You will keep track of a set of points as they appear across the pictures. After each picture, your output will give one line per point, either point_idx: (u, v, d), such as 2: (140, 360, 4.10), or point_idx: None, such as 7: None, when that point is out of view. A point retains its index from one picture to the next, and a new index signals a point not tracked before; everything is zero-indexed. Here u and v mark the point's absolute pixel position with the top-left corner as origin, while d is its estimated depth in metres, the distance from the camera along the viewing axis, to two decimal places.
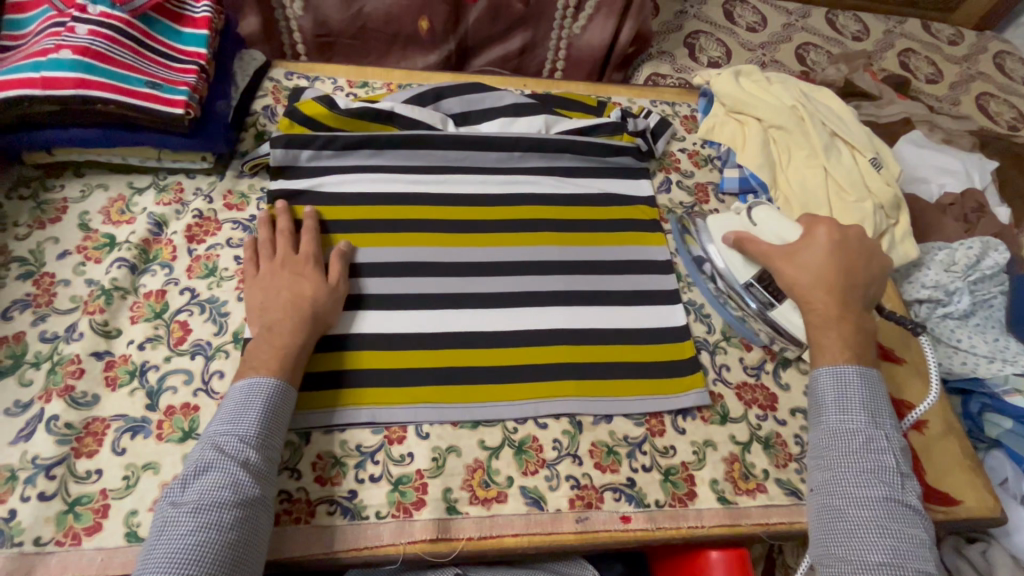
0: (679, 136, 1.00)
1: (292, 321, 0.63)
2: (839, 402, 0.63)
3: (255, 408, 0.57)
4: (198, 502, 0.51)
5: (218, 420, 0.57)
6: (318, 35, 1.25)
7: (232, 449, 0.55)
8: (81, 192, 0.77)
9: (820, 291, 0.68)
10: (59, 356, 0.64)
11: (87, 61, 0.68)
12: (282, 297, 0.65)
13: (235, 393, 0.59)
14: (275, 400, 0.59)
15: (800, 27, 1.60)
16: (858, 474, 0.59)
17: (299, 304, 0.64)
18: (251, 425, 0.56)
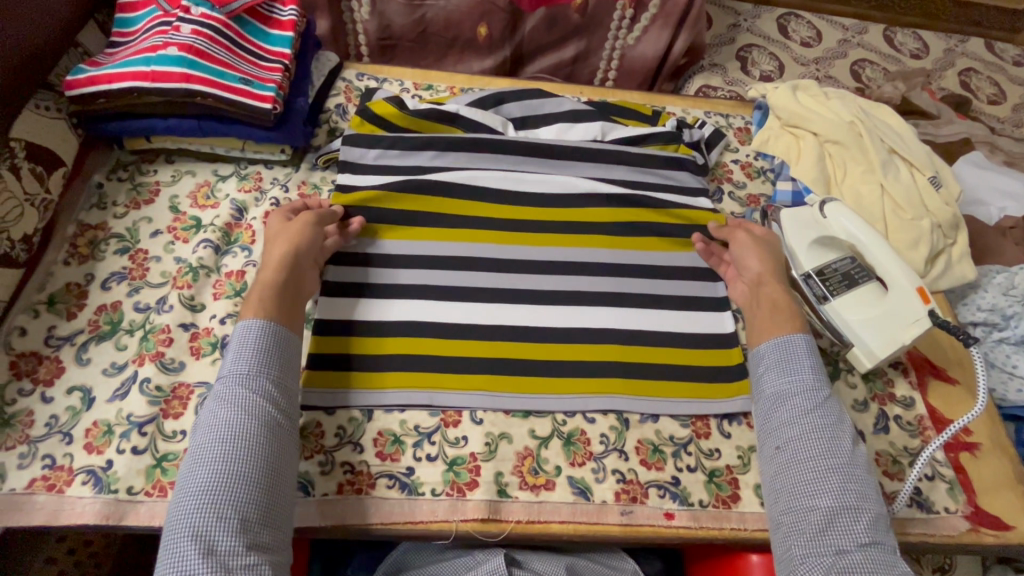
0: (732, 147, 1.00)
1: (278, 261, 0.68)
2: (781, 366, 0.66)
3: (251, 345, 0.60)
4: (216, 429, 0.55)
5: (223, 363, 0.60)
6: (382, 38, 1.31)
7: (242, 379, 0.58)
8: (171, 177, 0.83)
9: (768, 273, 0.76)
10: (151, 324, 0.70)
11: (191, 58, 0.75)
12: (280, 245, 0.70)
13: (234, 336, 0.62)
14: (268, 337, 0.61)
15: (856, 43, 1.58)
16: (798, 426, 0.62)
17: (294, 248, 0.69)
18: (259, 355, 0.60)
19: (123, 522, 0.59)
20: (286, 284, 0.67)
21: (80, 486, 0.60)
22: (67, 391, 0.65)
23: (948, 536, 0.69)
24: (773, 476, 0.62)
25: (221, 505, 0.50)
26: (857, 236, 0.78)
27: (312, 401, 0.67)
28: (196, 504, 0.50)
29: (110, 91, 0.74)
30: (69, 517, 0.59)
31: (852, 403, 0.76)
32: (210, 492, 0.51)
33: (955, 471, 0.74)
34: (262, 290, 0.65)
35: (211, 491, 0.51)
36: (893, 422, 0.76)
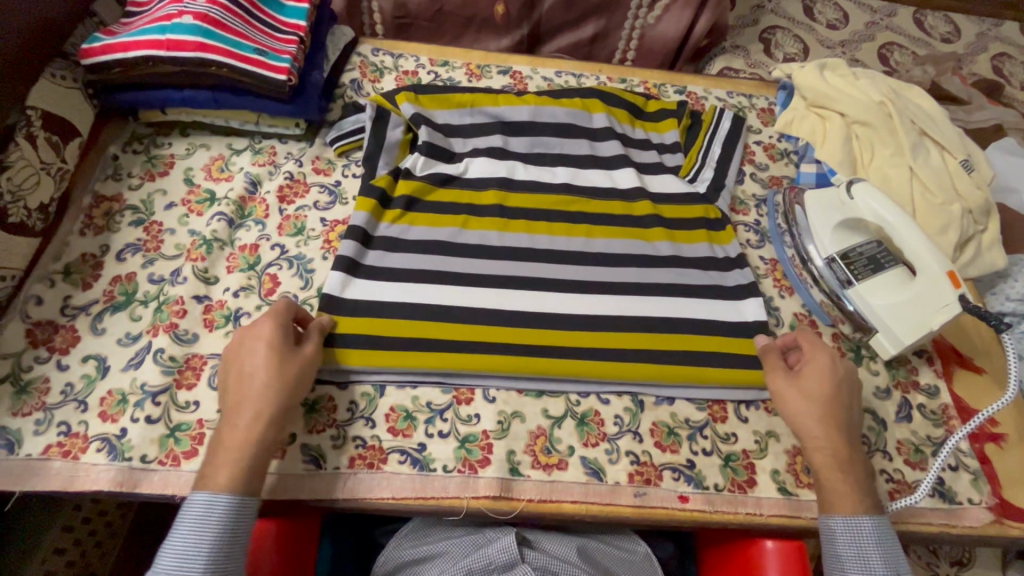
0: (755, 128, 0.97)
1: (252, 415, 0.57)
2: (859, 558, 0.57)
3: (210, 532, 0.52)
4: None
5: (173, 548, 0.52)
6: (397, 16, 1.29)
7: (188, 558, 0.51)
8: (186, 150, 0.83)
9: (821, 426, 0.62)
10: (165, 296, 0.70)
11: (206, 27, 0.74)
12: (252, 391, 0.58)
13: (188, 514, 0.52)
14: (229, 521, 0.53)
15: (885, 26, 1.53)
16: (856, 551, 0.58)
17: (269, 394, 0.58)
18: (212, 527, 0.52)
19: (137, 489, 0.59)
20: (267, 440, 0.57)
21: (94, 453, 0.60)
22: (82, 359, 0.66)
23: (970, 528, 0.68)
24: None
25: None
26: (884, 217, 0.75)
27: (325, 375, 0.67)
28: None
29: (125, 60, 0.74)
30: (84, 483, 0.59)
31: (874, 391, 0.74)
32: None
33: (980, 462, 0.72)
34: (231, 455, 0.55)
35: None
36: (916, 410, 0.74)
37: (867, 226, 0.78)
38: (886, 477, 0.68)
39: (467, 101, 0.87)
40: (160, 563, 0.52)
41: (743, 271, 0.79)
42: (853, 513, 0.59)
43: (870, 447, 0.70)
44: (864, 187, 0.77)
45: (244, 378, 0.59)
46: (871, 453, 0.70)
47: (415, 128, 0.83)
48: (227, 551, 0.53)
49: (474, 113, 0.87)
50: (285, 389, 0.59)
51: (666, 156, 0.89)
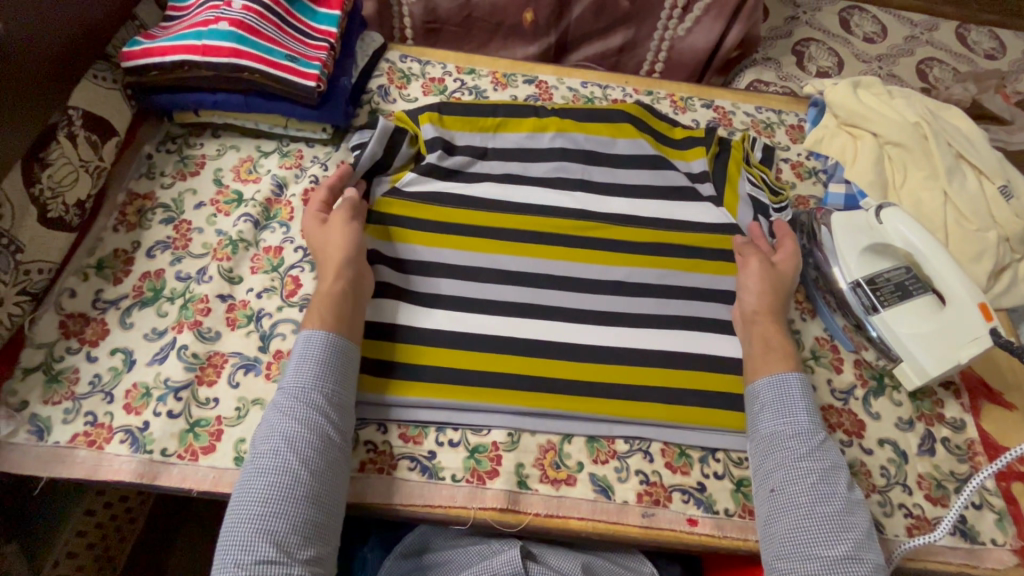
0: (783, 145, 0.96)
1: (332, 269, 0.68)
2: (784, 408, 0.63)
3: (316, 357, 0.61)
4: (282, 419, 0.57)
5: (289, 373, 0.60)
6: (427, 21, 1.30)
7: (304, 373, 0.60)
8: (216, 151, 0.85)
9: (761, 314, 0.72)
10: (190, 294, 0.72)
11: (240, 33, 0.76)
12: (327, 240, 0.71)
13: (299, 346, 0.62)
14: (334, 349, 0.62)
15: (925, 41, 1.49)
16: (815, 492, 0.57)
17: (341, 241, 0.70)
18: (314, 393, 0.59)
19: (155, 481, 0.61)
20: (345, 268, 0.68)
21: (118, 444, 0.63)
22: (110, 352, 0.68)
23: (993, 570, 0.65)
24: (766, 517, 0.59)
25: (279, 524, 0.52)
26: (913, 243, 0.73)
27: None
28: (239, 540, 0.51)
29: (163, 64, 0.76)
30: (107, 472, 0.61)
31: (895, 421, 0.72)
32: (260, 515, 0.52)
33: (1006, 502, 0.69)
34: (325, 298, 0.66)
35: (267, 519, 0.52)
36: (940, 444, 0.72)
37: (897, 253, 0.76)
38: (904, 512, 0.67)
39: (494, 116, 0.89)
40: (277, 392, 0.60)
41: None
42: (784, 367, 0.66)
43: (889, 480, 0.68)
44: (897, 211, 0.75)
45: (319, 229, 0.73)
46: (890, 485, 0.68)
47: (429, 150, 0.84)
48: (331, 372, 0.61)
49: (498, 138, 0.88)
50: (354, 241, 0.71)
51: (699, 186, 0.87)
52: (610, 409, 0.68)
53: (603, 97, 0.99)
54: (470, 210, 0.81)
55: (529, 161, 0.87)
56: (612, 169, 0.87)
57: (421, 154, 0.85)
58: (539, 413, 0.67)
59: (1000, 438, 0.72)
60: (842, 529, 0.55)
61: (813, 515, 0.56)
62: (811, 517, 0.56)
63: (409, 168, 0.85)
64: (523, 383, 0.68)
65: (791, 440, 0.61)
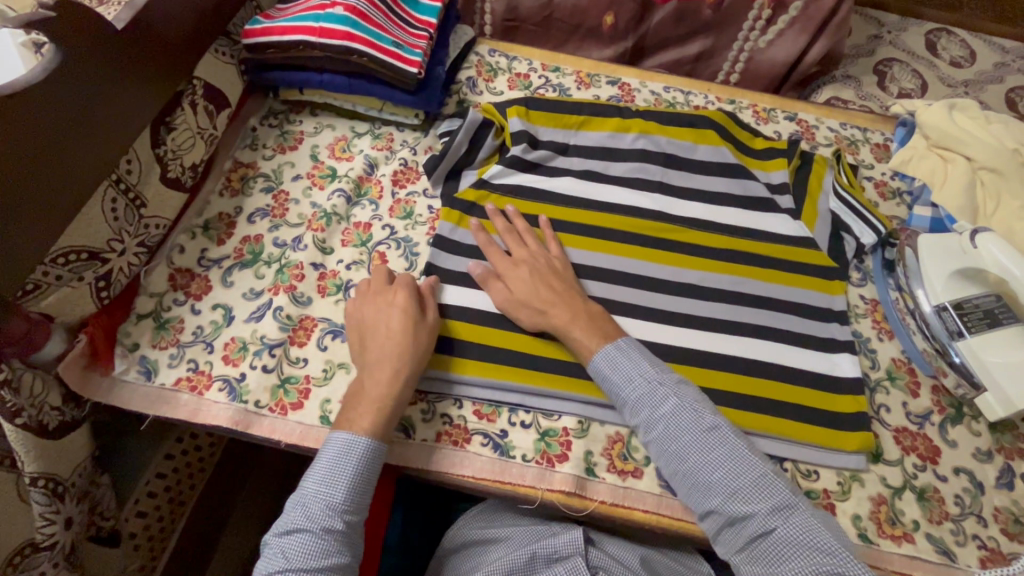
0: (866, 163, 0.94)
1: (388, 370, 0.64)
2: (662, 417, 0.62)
3: (350, 462, 0.59)
4: (305, 527, 0.57)
5: (316, 473, 0.59)
6: (508, 18, 1.34)
7: (335, 482, 0.58)
8: (314, 129, 0.90)
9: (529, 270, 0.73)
10: (286, 260, 0.77)
11: (353, 18, 0.80)
12: (380, 331, 0.66)
13: (332, 444, 0.60)
14: (367, 461, 0.60)
15: (1016, 68, 1.43)
16: (675, 421, 0.62)
17: (398, 339, 0.65)
18: (340, 503, 0.58)
19: (248, 430, 0.66)
20: (402, 372, 0.64)
21: (216, 392, 0.67)
22: (212, 306, 0.73)
23: None
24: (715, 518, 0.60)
25: None
26: (1011, 273, 0.70)
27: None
28: None
29: (280, 43, 0.81)
30: (206, 416, 0.66)
31: (973, 451, 0.71)
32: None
33: None
34: (372, 403, 0.62)
35: None
36: (1019, 479, 0.70)
37: (989, 279, 0.73)
38: (978, 543, 0.65)
39: (578, 114, 0.91)
40: (302, 485, 0.59)
41: (842, 327, 0.77)
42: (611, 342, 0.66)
43: (963, 509, 0.67)
44: (994, 239, 0.72)
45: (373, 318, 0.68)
46: (962, 514, 0.67)
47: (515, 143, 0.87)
48: (360, 482, 0.59)
49: (581, 135, 0.90)
50: (414, 342, 0.65)
51: (778, 197, 0.87)
52: None
53: (684, 102, 1.00)
54: (551, 204, 0.84)
55: (610, 160, 0.89)
56: (692, 173, 0.88)
57: (505, 146, 0.88)
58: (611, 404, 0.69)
59: None
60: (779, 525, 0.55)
61: (697, 453, 0.60)
62: (685, 451, 0.61)
63: (493, 159, 0.88)
64: None
65: (653, 389, 0.63)
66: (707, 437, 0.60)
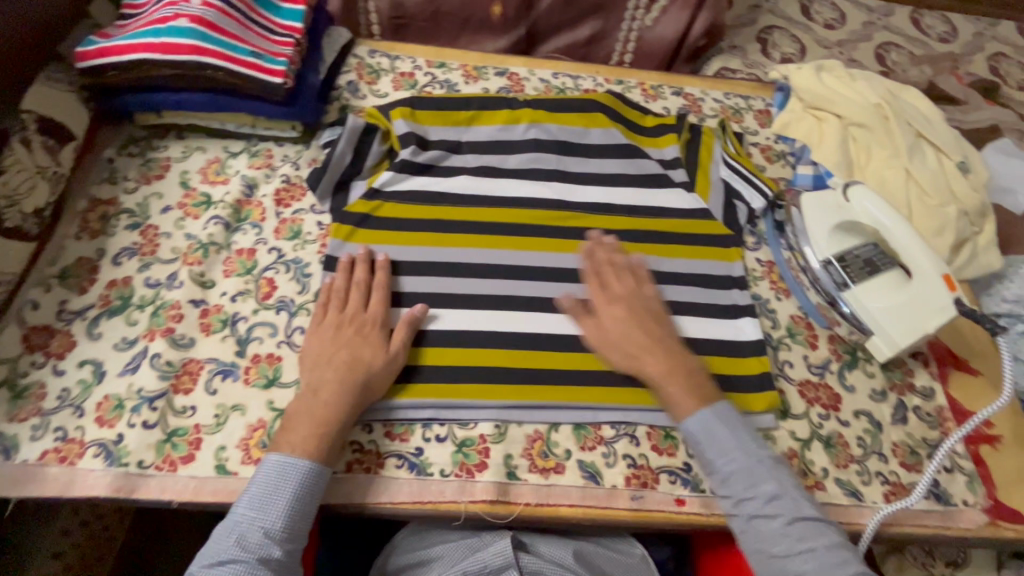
0: (752, 130, 0.98)
1: (337, 391, 0.62)
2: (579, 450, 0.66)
3: (288, 486, 0.57)
4: (239, 557, 0.53)
5: (250, 503, 0.56)
6: (395, 16, 1.29)
7: (271, 508, 0.56)
8: (181, 153, 0.83)
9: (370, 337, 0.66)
10: (161, 301, 0.70)
11: (201, 29, 0.74)
12: (338, 354, 0.64)
13: (268, 469, 0.57)
14: (308, 482, 0.58)
15: (881, 26, 1.53)
16: (763, 511, 0.60)
17: (355, 367, 0.63)
18: (281, 525, 0.56)
19: (133, 495, 0.59)
20: (350, 398, 0.62)
21: (91, 459, 0.60)
22: (79, 364, 0.65)
23: (965, 529, 0.68)
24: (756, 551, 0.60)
25: None
26: (882, 221, 0.75)
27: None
28: None
29: (121, 63, 0.73)
30: (81, 488, 0.59)
31: (869, 393, 0.75)
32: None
33: (975, 465, 0.72)
34: (316, 425, 0.60)
35: None
36: (912, 413, 0.74)
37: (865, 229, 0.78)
38: (882, 479, 0.69)
39: (466, 109, 0.88)
40: (233, 515, 0.56)
41: (743, 292, 0.79)
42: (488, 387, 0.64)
43: (866, 450, 0.71)
44: (864, 191, 0.77)
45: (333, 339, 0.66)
46: (865, 455, 0.70)
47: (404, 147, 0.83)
48: (299, 508, 0.57)
49: (473, 131, 0.88)
50: (372, 371, 0.64)
51: (671, 172, 0.88)
52: (593, 396, 0.68)
53: (575, 87, 0.99)
54: (447, 206, 0.81)
55: (504, 154, 0.87)
56: (587, 158, 0.88)
57: (394, 150, 0.84)
58: (524, 404, 0.67)
59: (973, 397, 0.76)
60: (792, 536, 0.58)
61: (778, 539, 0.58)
62: (773, 536, 0.59)
63: (383, 165, 0.84)
64: (508, 376, 0.68)
65: (768, 483, 0.61)
66: (791, 526, 0.58)
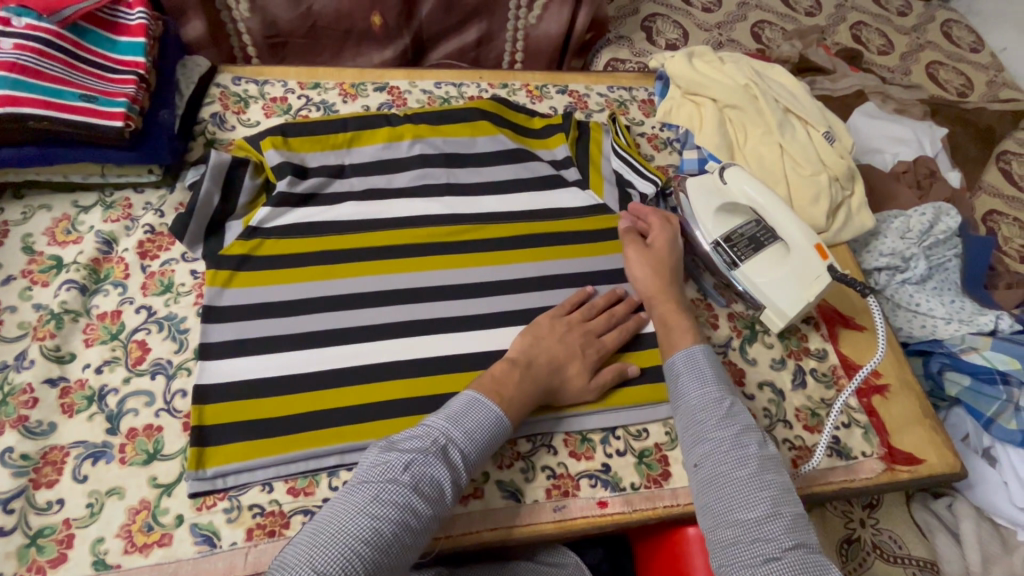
0: (637, 120, 1.00)
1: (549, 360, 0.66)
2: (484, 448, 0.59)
3: (461, 414, 0.58)
4: (389, 457, 0.54)
5: (447, 417, 0.58)
6: (268, 35, 1.22)
7: (462, 423, 0.58)
8: (22, 214, 0.74)
9: (539, 348, 0.67)
10: (9, 385, 0.62)
11: (16, 77, 0.66)
12: (567, 348, 0.68)
13: (464, 398, 0.60)
14: (491, 422, 0.59)
15: (755, 5, 1.61)
16: (736, 444, 0.58)
17: (569, 354, 0.67)
18: (464, 452, 0.57)
19: None
20: (537, 380, 0.64)
21: None
22: None
23: (866, 478, 0.72)
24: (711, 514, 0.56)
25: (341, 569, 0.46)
26: (756, 200, 0.78)
27: (193, 486, 0.59)
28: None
29: None
30: None
31: (770, 363, 0.78)
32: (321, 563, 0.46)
33: (868, 416, 0.77)
34: (514, 375, 0.63)
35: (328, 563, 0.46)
36: (809, 375, 0.78)
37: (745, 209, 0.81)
38: (789, 446, 0.72)
39: (344, 130, 0.84)
40: (427, 427, 0.57)
41: None
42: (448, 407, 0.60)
43: (772, 419, 0.74)
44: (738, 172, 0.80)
45: (561, 338, 0.68)
46: (772, 424, 0.73)
47: (279, 177, 0.78)
48: (481, 439, 0.58)
49: (354, 153, 0.84)
50: (568, 374, 0.67)
51: (563, 172, 0.88)
52: None
53: (459, 95, 0.97)
54: (332, 235, 0.76)
55: (390, 173, 0.84)
56: (476, 168, 0.86)
57: (270, 182, 0.79)
58: None
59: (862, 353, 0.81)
60: (758, 488, 0.55)
61: (737, 480, 0.56)
62: (735, 467, 0.57)
63: (259, 201, 0.78)
64: (416, 407, 0.66)
65: (733, 425, 0.60)
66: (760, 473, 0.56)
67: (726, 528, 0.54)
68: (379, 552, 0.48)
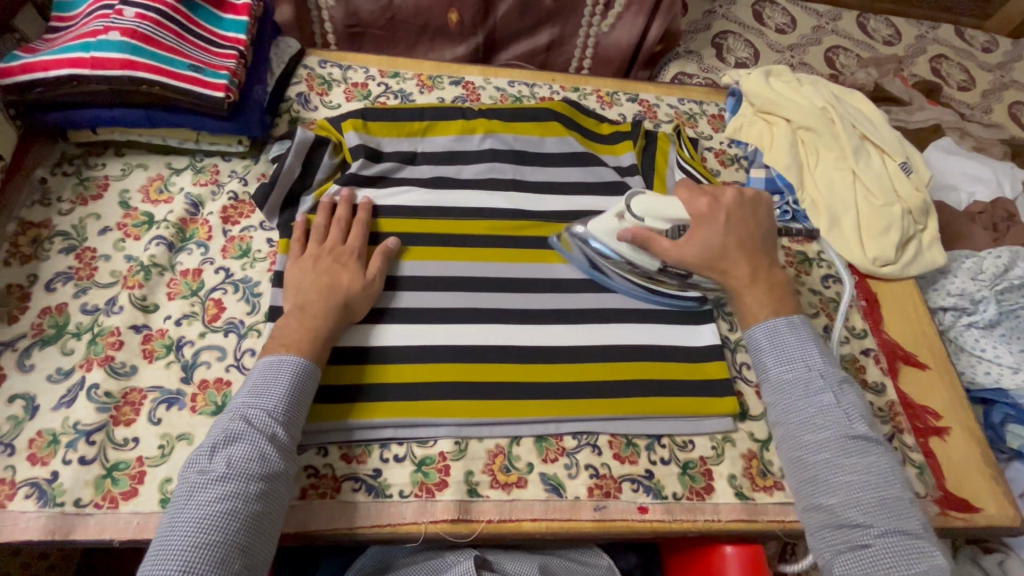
0: (706, 134, 1.00)
1: (320, 290, 0.67)
2: (298, 400, 0.59)
3: (257, 385, 0.59)
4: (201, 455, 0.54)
5: (244, 394, 0.58)
6: (349, 25, 1.27)
7: (261, 393, 0.58)
8: (121, 170, 0.79)
9: (304, 290, 0.67)
10: (99, 327, 0.67)
11: (136, 43, 0.71)
12: (324, 276, 0.68)
13: (260, 369, 0.60)
14: (298, 376, 0.59)
15: (831, 30, 1.57)
16: (811, 424, 0.60)
17: (333, 283, 0.67)
18: (276, 411, 0.57)
19: (70, 536, 0.56)
20: (327, 305, 0.65)
21: (23, 500, 0.57)
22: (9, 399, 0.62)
23: None
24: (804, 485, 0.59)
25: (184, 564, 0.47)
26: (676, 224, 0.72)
27: None
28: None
29: (47, 79, 0.70)
30: (11, 533, 0.55)
31: None
32: (166, 569, 0.47)
33: (925, 457, 0.74)
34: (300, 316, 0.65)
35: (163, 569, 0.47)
36: None
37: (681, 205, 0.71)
38: None
39: (421, 119, 0.87)
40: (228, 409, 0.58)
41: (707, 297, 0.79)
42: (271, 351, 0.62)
43: None
44: (643, 201, 0.72)
45: (317, 268, 0.69)
46: None
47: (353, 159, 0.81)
48: (288, 399, 0.58)
49: (427, 142, 0.86)
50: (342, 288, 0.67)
51: (628, 179, 0.89)
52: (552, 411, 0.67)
53: (530, 95, 0.99)
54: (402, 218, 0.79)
55: (459, 164, 0.86)
56: (543, 167, 0.88)
57: (346, 163, 0.82)
58: (481, 420, 0.66)
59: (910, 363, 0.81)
60: (846, 478, 0.57)
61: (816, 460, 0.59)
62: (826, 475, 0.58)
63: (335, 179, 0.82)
64: (465, 393, 0.67)
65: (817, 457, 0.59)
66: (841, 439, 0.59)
67: (813, 511, 0.58)
68: (213, 534, 0.49)
